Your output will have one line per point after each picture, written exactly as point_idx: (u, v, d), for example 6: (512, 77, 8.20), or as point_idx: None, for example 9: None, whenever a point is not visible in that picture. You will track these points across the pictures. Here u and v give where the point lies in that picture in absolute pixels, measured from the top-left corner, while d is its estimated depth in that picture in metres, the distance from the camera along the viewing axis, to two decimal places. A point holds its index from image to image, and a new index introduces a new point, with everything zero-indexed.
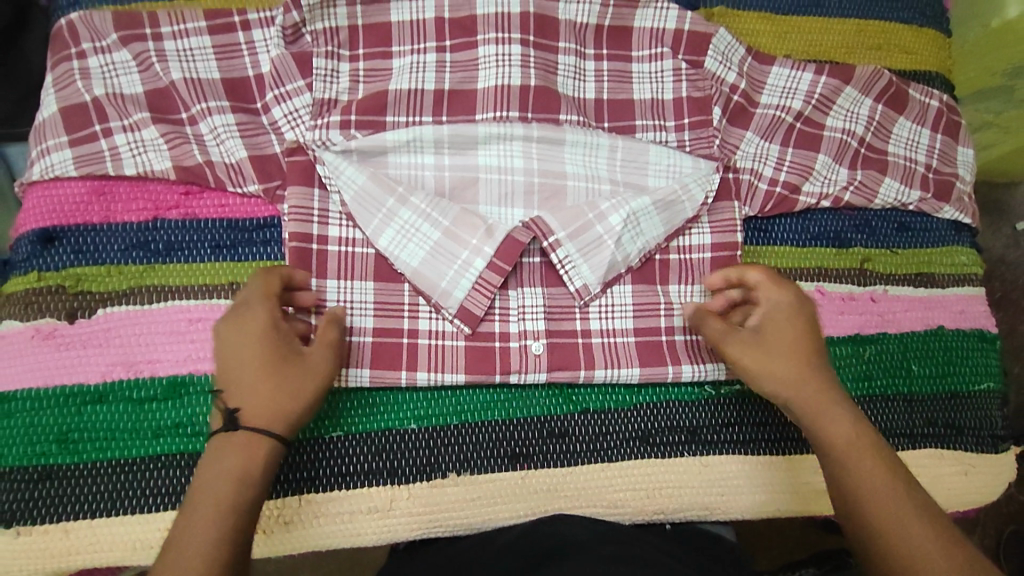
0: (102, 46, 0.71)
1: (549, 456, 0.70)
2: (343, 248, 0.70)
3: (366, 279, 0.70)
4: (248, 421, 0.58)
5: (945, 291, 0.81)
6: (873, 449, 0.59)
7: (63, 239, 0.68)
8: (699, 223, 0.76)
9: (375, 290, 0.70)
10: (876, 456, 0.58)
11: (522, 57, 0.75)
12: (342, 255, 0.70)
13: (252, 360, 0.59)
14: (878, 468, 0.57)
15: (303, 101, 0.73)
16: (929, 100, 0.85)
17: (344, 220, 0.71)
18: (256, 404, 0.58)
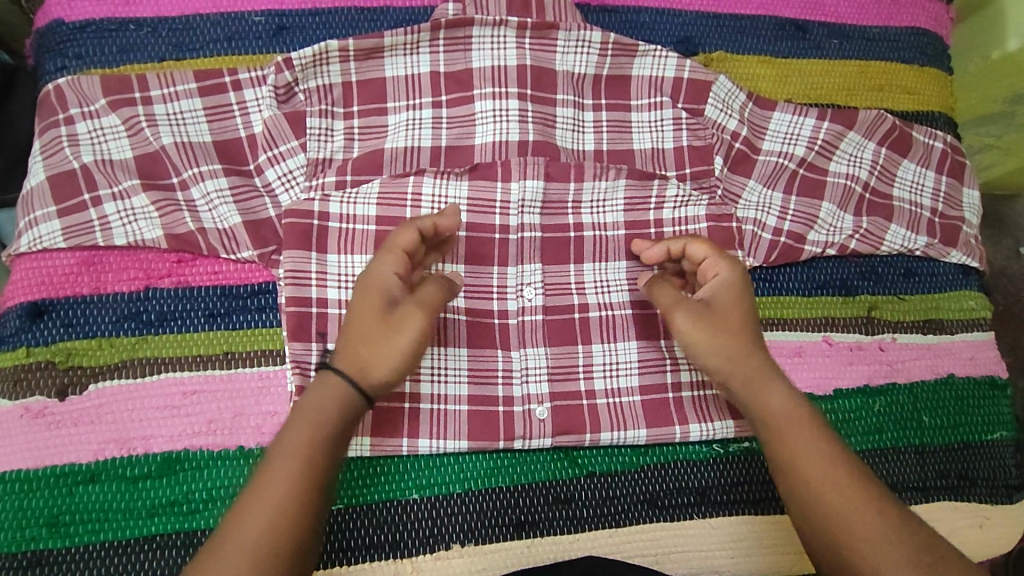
0: (90, 111, 0.70)
1: (555, 523, 0.68)
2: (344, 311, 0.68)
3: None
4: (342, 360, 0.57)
5: (954, 337, 0.80)
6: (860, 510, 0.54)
7: (53, 312, 0.66)
8: None
9: None
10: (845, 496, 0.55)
11: (520, 112, 0.74)
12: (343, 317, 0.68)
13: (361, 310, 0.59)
14: (858, 486, 0.55)
15: (297, 161, 0.71)
16: (933, 141, 0.84)
17: (343, 281, 0.69)
18: (358, 348, 0.57)
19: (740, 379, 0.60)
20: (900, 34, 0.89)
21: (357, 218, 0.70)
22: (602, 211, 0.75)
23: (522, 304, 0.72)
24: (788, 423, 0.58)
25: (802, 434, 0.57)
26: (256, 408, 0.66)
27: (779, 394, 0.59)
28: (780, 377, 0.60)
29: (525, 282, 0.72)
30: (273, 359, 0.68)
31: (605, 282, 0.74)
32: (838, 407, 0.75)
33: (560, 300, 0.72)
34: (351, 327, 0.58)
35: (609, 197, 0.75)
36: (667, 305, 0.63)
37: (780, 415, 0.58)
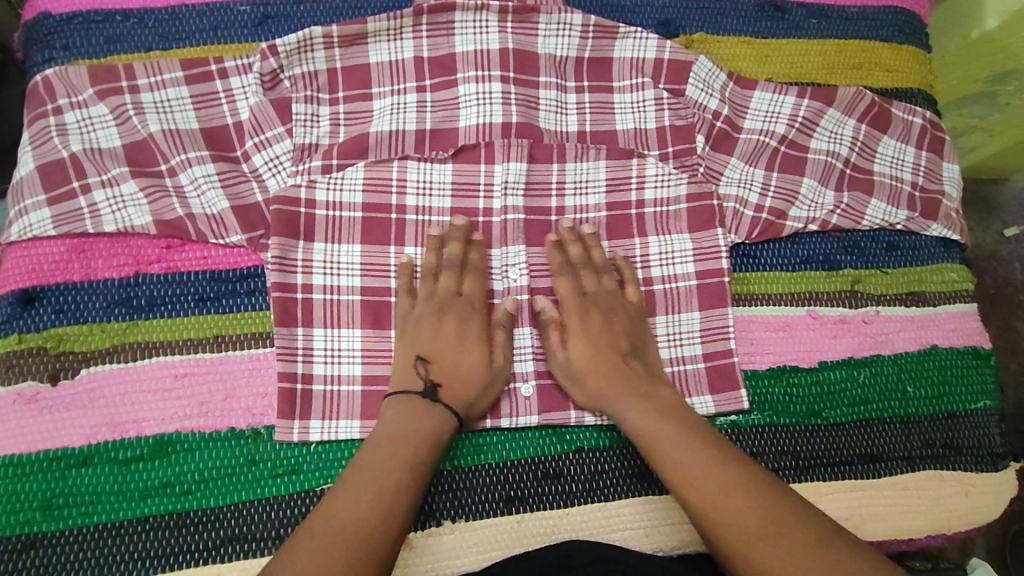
0: (78, 101, 0.71)
1: (544, 498, 0.69)
2: (330, 296, 0.69)
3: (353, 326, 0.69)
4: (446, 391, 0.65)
5: (936, 309, 0.81)
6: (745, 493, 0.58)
7: (43, 299, 0.67)
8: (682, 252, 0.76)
9: (362, 338, 0.69)
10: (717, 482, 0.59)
11: (503, 94, 0.75)
12: (328, 302, 0.69)
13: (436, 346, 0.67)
14: (720, 467, 0.60)
15: (283, 147, 0.72)
16: (912, 117, 0.85)
17: (329, 268, 0.70)
18: (454, 375, 0.66)
19: (616, 397, 0.67)
20: (878, 12, 0.90)
21: (343, 206, 0.71)
22: (586, 192, 0.76)
23: (508, 285, 0.72)
24: (650, 435, 0.64)
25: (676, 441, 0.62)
26: (247, 390, 0.67)
27: (640, 407, 0.65)
28: (645, 389, 0.67)
29: (509, 264, 0.73)
30: (263, 341, 0.68)
31: None
32: (825, 379, 0.76)
33: (545, 279, 0.73)
34: (439, 355, 0.66)
35: (591, 179, 0.76)
36: (570, 327, 0.70)
37: (647, 426, 0.64)
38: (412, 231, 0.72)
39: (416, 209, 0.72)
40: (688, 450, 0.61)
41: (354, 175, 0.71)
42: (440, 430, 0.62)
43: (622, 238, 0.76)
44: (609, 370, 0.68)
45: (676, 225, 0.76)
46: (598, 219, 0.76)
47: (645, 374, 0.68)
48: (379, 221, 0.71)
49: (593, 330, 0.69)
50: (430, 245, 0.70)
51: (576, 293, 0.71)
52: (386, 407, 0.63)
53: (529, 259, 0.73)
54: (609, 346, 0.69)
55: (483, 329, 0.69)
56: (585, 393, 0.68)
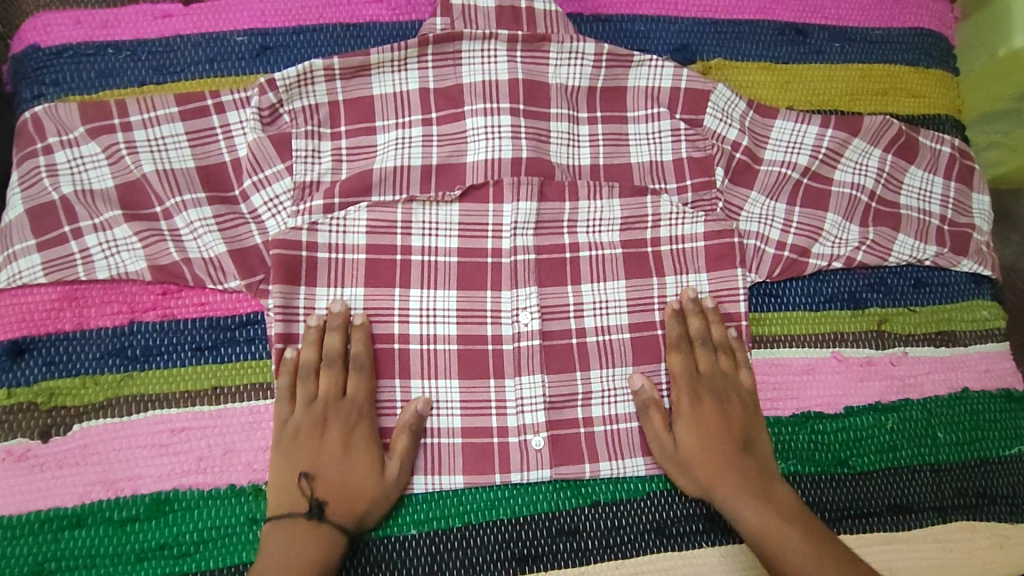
0: (69, 139, 0.68)
1: (558, 556, 0.66)
2: None
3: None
4: (334, 514, 0.61)
5: (967, 349, 0.77)
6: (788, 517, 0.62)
7: (34, 350, 0.64)
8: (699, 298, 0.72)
9: None
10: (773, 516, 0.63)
11: (513, 128, 0.72)
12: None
13: (314, 454, 0.62)
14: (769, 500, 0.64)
15: (283, 186, 0.69)
16: (940, 145, 0.81)
17: None
18: (345, 504, 0.61)
19: (726, 487, 0.65)
20: (904, 34, 0.86)
21: (347, 247, 0.68)
22: (599, 229, 0.73)
23: (519, 329, 0.68)
24: (759, 523, 0.62)
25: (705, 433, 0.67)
26: (246, 444, 0.64)
27: (754, 507, 0.63)
28: (761, 491, 0.64)
29: (520, 306, 0.69)
30: (263, 393, 0.65)
31: (604, 300, 0.71)
32: (851, 425, 0.73)
33: (558, 322, 0.70)
34: (328, 484, 0.62)
35: (605, 217, 0.73)
36: (682, 411, 0.67)
37: (748, 511, 0.63)
38: (418, 273, 0.69)
39: (421, 249, 0.69)
40: (765, 509, 0.63)
41: (357, 217, 0.68)
42: (325, 555, 0.59)
43: (637, 276, 0.72)
44: (727, 466, 0.65)
45: (693, 265, 0.73)
46: (612, 255, 0.72)
47: (760, 475, 0.65)
48: (384, 264, 0.68)
49: (709, 424, 0.67)
50: (308, 338, 0.65)
51: (689, 370, 0.68)
52: (268, 531, 0.60)
53: (541, 301, 0.70)
54: (730, 440, 0.67)
55: (373, 433, 0.64)
56: (694, 482, 0.66)
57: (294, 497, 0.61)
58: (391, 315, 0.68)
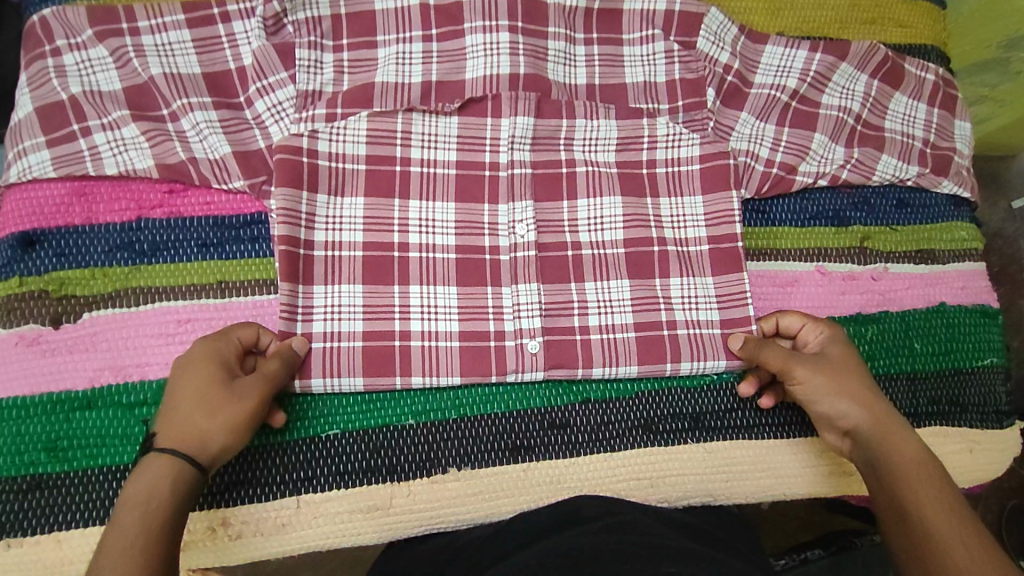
0: (77, 42, 0.69)
1: (549, 448, 0.69)
2: (331, 252, 0.68)
3: (354, 282, 0.68)
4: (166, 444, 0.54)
5: (945, 267, 0.80)
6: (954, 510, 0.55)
7: (44, 242, 0.66)
8: (693, 216, 0.74)
9: (363, 294, 0.68)
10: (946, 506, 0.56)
11: (511, 45, 0.74)
12: (329, 259, 0.68)
13: (174, 390, 0.58)
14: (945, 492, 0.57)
15: (287, 93, 0.71)
16: (925, 73, 0.83)
17: (331, 224, 0.69)
18: (182, 435, 0.55)
19: (892, 428, 0.62)
20: None
21: (347, 157, 0.70)
22: (596, 149, 0.75)
23: (515, 242, 0.71)
24: (906, 457, 0.60)
25: (906, 441, 0.61)
26: None
27: (908, 439, 0.61)
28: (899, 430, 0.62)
29: (516, 220, 0.71)
30: (267, 288, 0.68)
31: (598, 216, 0.73)
32: None
33: (552, 235, 0.72)
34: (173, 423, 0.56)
35: (602, 137, 0.75)
36: (830, 346, 0.67)
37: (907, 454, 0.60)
38: (417, 186, 0.71)
39: (421, 161, 0.71)
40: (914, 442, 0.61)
41: (356, 126, 0.70)
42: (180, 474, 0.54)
43: (633, 194, 0.74)
44: (869, 385, 0.64)
45: (689, 188, 0.75)
46: (608, 172, 0.74)
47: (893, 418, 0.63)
48: (382, 175, 0.70)
49: (857, 366, 0.66)
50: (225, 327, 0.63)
51: (809, 322, 0.69)
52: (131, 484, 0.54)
53: (536, 216, 0.72)
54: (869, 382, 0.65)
55: (225, 369, 0.59)
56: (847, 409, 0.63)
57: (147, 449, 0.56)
58: (391, 225, 0.70)
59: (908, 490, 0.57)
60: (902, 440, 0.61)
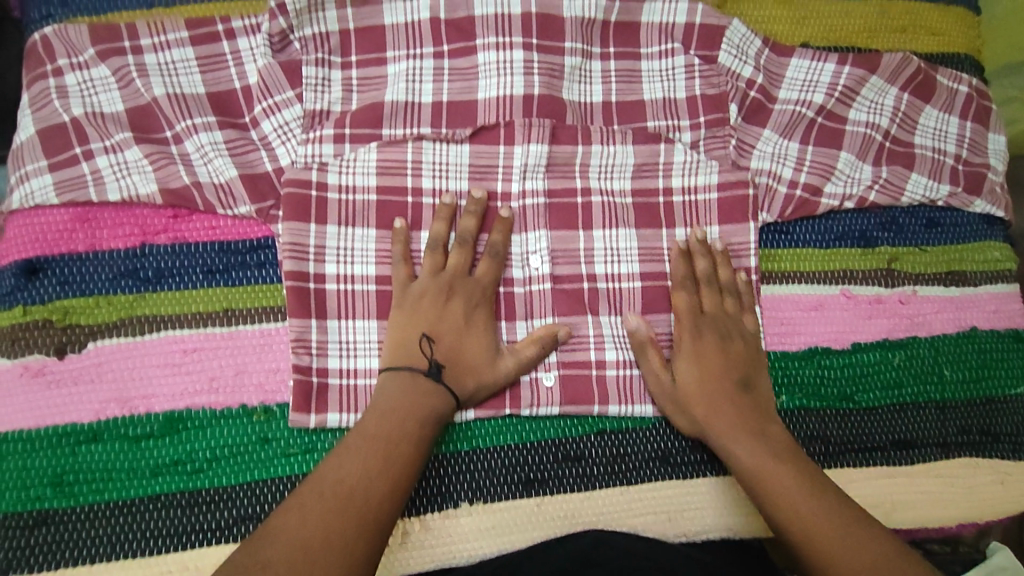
0: (79, 62, 0.67)
1: (564, 481, 0.67)
2: (343, 286, 0.66)
3: (368, 318, 0.66)
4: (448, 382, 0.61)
5: (977, 290, 0.77)
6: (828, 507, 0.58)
7: (47, 270, 0.65)
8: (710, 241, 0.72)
9: (379, 330, 0.66)
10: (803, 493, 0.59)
11: (525, 64, 0.71)
12: (342, 294, 0.66)
13: (480, 325, 0.65)
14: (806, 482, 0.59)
15: (293, 113, 0.68)
16: (958, 85, 0.79)
17: (342, 256, 0.66)
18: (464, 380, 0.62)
19: (727, 439, 0.63)
20: None
21: (357, 189, 0.67)
22: (611, 176, 0.72)
23: (529, 273, 0.69)
24: (748, 444, 0.62)
25: (776, 470, 0.60)
26: (258, 365, 0.65)
27: (751, 445, 0.62)
28: (757, 428, 0.64)
29: (530, 250, 0.69)
30: (275, 316, 0.66)
31: (615, 246, 0.70)
32: (857, 361, 0.73)
33: (568, 262, 0.69)
34: (359, 445, 0.56)
35: (618, 162, 0.72)
36: (682, 346, 0.67)
37: (747, 453, 0.62)
38: (428, 214, 0.69)
39: (432, 191, 0.69)
40: (748, 429, 0.63)
41: (366, 158, 0.68)
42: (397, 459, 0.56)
43: (650, 224, 0.71)
44: (722, 399, 0.65)
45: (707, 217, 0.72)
46: (624, 201, 0.71)
47: (757, 415, 0.65)
48: (393, 205, 0.68)
49: (732, 362, 0.66)
50: (441, 215, 0.67)
51: (693, 310, 0.68)
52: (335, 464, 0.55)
53: (551, 245, 0.69)
54: (711, 383, 0.65)
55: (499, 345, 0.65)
56: (690, 421, 0.66)
57: (411, 354, 0.62)
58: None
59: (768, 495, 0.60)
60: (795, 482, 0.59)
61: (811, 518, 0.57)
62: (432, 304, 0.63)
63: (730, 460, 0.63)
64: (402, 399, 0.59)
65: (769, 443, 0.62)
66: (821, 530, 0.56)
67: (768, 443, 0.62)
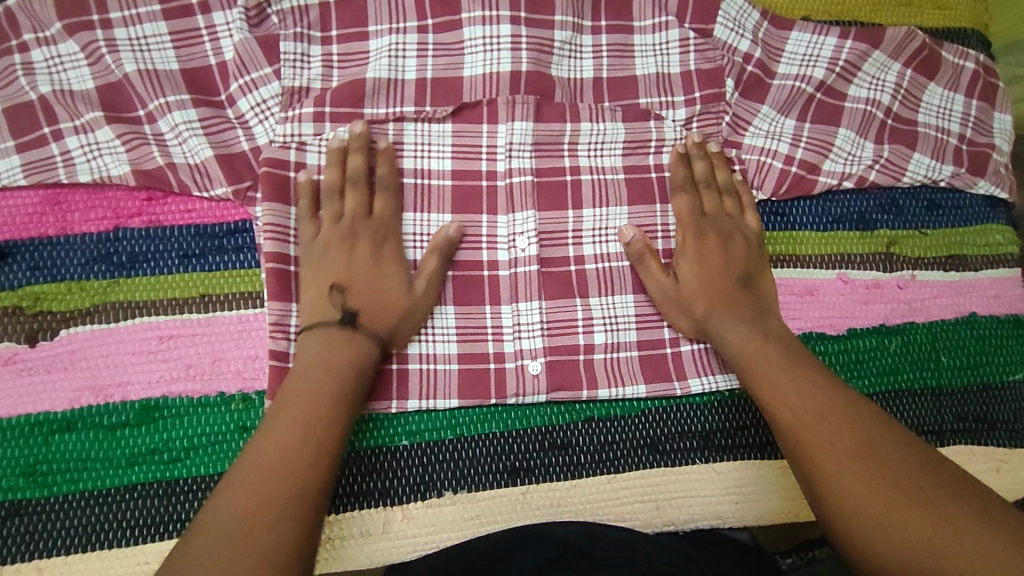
0: (45, 37, 0.64)
1: (550, 469, 0.66)
2: None
3: None
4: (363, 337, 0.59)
5: (977, 274, 0.75)
6: (843, 417, 0.56)
7: (18, 255, 0.63)
8: None
9: None
10: (810, 395, 0.58)
11: (513, 39, 0.68)
12: None
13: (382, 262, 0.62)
14: (824, 397, 0.57)
15: (271, 90, 0.66)
16: (964, 61, 0.76)
17: None
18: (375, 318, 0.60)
19: (720, 321, 0.64)
20: None
21: None
22: (602, 154, 0.69)
23: (516, 255, 0.66)
24: (754, 355, 0.61)
25: (785, 379, 0.59)
26: (237, 352, 0.63)
27: (746, 334, 0.63)
28: (758, 320, 0.64)
29: (517, 232, 0.67)
30: (253, 301, 0.64)
31: (604, 228, 0.68)
32: (852, 347, 0.71)
33: (557, 247, 0.67)
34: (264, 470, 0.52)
35: (609, 141, 0.69)
36: (687, 245, 0.66)
37: (752, 354, 0.62)
38: (411, 197, 0.66)
39: (414, 172, 0.66)
40: (758, 340, 0.62)
41: (346, 138, 0.65)
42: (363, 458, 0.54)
43: (642, 206, 0.69)
44: (720, 290, 0.65)
45: None
46: (616, 181, 0.69)
47: (756, 306, 0.65)
48: None
49: (734, 257, 0.66)
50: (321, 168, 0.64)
51: (694, 210, 0.67)
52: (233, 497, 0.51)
53: (539, 227, 0.67)
54: (711, 279, 0.65)
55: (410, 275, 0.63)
56: (689, 317, 0.65)
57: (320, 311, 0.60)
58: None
59: (775, 403, 0.59)
60: (806, 397, 0.58)
61: (821, 426, 0.56)
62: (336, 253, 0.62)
63: (732, 357, 0.63)
64: (327, 355, 0.58)
65: (781, 352, 0.61)
66: (826, 446, 0.54)
67: (772, 337, 0.63)
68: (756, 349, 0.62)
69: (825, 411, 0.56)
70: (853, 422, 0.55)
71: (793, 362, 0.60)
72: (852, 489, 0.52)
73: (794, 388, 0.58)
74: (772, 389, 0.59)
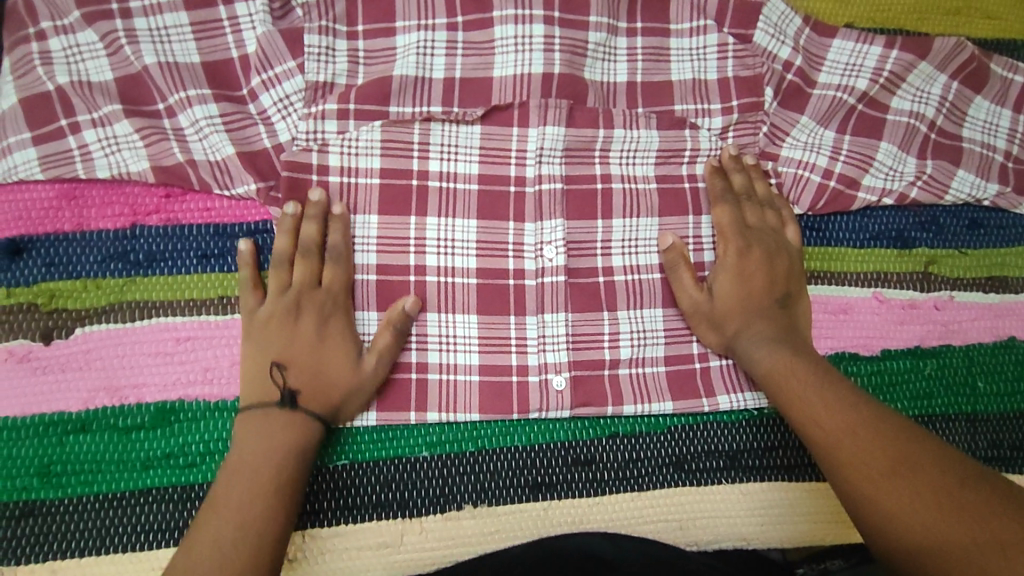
0: (64, 25, 0.62)
1: (573, 486, 0.64)
2: None
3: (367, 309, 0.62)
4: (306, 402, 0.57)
5: (1018, 296, 0.72)
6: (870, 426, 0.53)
7: (33, 250, 0.61)
8: None
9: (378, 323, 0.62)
10: (840, 409, 0.55)
11: (545, 39, 0.65)
12: None
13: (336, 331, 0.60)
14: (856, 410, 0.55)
15: (294, 85, 0.63)
16: (1013, 74, 0.73)
17: None
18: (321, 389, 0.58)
19: (751, 339, 0.62)
20: None
21: (359, 172, 0.63)
22: (634, 161, 0.67)
23: (542, 265, 0.64)
24: (784, 372, 0.59)
25: (815, 395, 0.57)
26: None
27: (778, 351, 0.61)
28: (792, 340, 0.62)
29: (545, 241, 0.64)
30: None
31: (633, 240, 0.66)
32: (887, 368, 0.69)
33: (585, 258, 0.65)
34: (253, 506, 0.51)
35: (641, 149, 0.67)
36: (726, 260, 0.64)
37: (784, 372, 0.59)
38: (435, 201, 0.64)
39: (439, 175, 0.64)
40: (790, 357, 0.60)
41: (369, 138, 0.63)
42: None
43: (673, 217, 0.67)
44: (756, 308, 0.63)
45: None
46: (647, 190, 0.67)
47: (790, 325, 0.63)
48: (398, 190, 0.63)
49: (775, 275, 0.64)
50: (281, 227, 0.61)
51: (735, 222, 0.65)
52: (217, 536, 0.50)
53: (567, 236, 0.65)
54: (747, 296, 0.63)
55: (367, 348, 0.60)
56: (721, 333, 0.63)
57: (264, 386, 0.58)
58: (406, 246, 0.63)
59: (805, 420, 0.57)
60: (834, 409, 0.55)
61: (849, 438, 0.53)
62: (279, 327, 0.59)
63: (762, 375, 0.61)
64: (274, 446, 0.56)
65: (814, 369, 0.59)
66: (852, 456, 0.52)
67: (806, 356, 0.60)
68: (787, 366, 0.59)
69: (853, 423, 0.54)
70: (883, 432, 0.52)
71: (824, 379, 0.58)
72: (886, 501, 0.49)
73: (822, 403, 0.56)
74: (803, 407, 0.57)
